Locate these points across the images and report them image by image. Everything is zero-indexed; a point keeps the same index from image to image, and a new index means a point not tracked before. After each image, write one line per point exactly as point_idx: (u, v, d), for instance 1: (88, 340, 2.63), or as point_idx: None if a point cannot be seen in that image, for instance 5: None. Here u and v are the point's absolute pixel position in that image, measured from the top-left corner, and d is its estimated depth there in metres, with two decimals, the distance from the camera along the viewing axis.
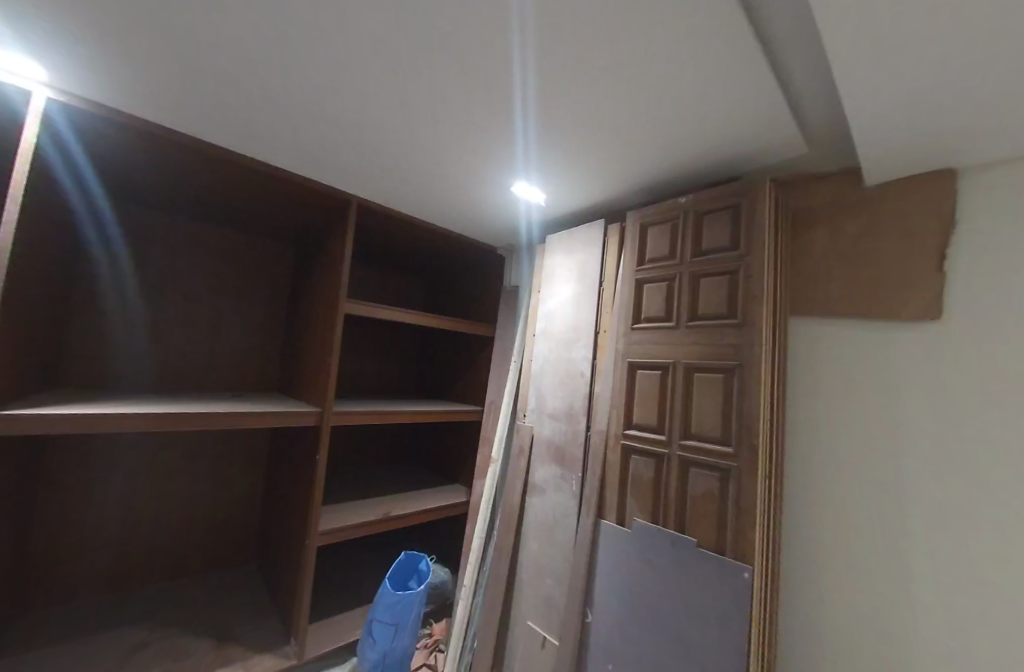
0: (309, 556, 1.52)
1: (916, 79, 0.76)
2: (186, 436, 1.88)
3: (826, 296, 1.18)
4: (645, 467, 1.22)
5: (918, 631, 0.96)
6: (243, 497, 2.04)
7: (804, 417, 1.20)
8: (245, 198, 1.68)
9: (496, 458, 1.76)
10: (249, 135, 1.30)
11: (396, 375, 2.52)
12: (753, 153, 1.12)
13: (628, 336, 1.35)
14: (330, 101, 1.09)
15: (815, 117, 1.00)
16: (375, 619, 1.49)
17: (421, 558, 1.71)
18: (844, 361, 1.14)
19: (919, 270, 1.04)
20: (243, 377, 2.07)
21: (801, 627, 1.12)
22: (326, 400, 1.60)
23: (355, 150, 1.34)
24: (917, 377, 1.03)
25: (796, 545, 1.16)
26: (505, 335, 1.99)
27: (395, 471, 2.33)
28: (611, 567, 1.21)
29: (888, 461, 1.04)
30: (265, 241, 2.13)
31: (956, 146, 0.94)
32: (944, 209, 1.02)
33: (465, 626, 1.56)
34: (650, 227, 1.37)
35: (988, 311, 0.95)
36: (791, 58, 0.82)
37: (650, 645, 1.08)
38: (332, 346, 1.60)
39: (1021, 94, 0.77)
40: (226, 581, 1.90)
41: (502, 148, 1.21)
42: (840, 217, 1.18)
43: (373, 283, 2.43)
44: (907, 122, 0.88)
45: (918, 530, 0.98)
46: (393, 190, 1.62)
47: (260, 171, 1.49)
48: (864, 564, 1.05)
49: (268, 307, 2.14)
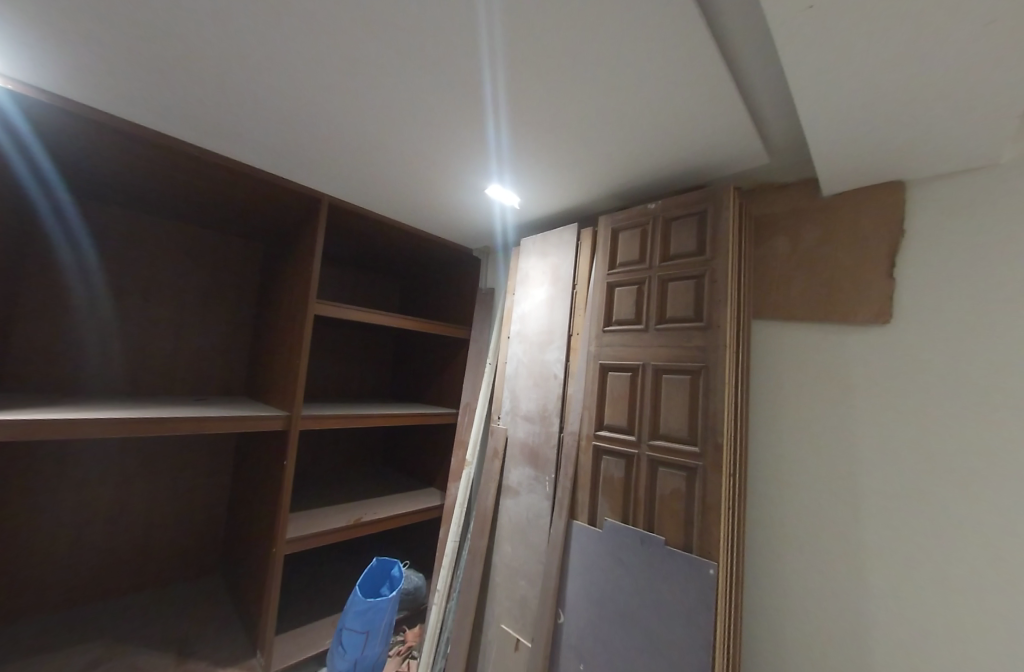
0: (276, 564, 1.47)
1: (866, 95, 0.81)
2: (144, 442, 1.79)
3: (786, 300, 1.23)
4: (616, 467, 1.24)
5: (872, 618, 1.01)
6: (206, 506, 1.96)
7: (766, 416, 1.24)
8: (209, 194, 1.61)
9: (470, 461, 1.75)
10: (211, 128, 1.25)
11: (370, 377, 2.48)
12: (719, 161, 1.16)
13: (600, 338, 1.37)
14: (297, 98, 1.07)
15: (775, 128, 1.04)
16: (345, 627, 1.45)
17: (394, 563, 1.67)
18: (802, 362, 1.20)
19: (871, 276, 1.10)
20: (208, 379, 1.99)
21: (764, 619, 1.16)
22: (296, 403, 1.56)
23: (327, 149, 1.32)
24: (869, 378, 1.08)
25: (759, 539, 1.20)
26: (480, 337, 1.98)
27: (367, 476, 2.28)
28: (583, 567, 1.22)
29: (846, 457, 1.09)
30: (232, 239, 2.06)
31: (903, 159, 1.00)
32: (894, 218, 1.09)
33: (439, 630, 1.55)
34: (620, 232, 1.40)
35: (931, 315, 1.02)
36: (753, 72, 0.86)
37: (621, 644, 1.09)
38: (302, 348, 1.56)
39: (958, 114, 0.83)
40: (188, 594, 1.81)
41: (474, 150, 1.21)
42: (798, 224, 1.24)
43: (346, 284, 2.39)
44: (859, 135, 0.93)
45: (873, 523, 1.03)
46: (366, 191, 1.60)
47: (221, 165, 1.43)
48: (822, 556, 1.10)
49: (235, 308, 2.06)
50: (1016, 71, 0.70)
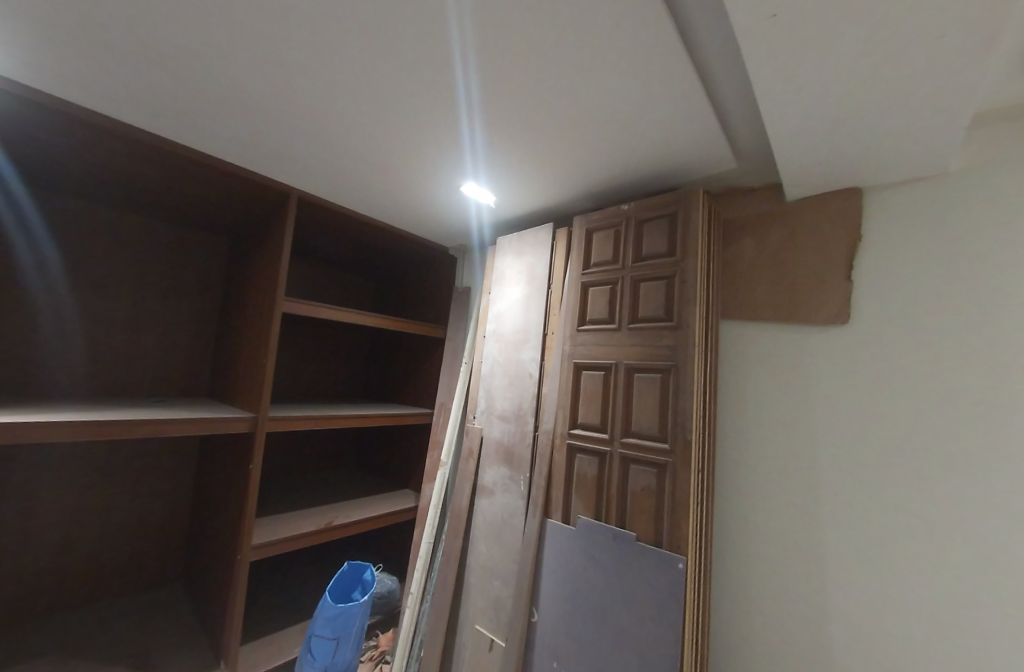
0: (241, 571, 1.42)
1: (826, 106, 0.84)
2: (99, 447, 1.69)
3: (753, 301, 1.27)
4: (589, 465, 1.25)
5: (830, 605, 1.05)
6: (168, 512, 1.87)
7: (733, 414, 1.28)
8: (169, 185, 1.53)
9: (445, 462, 1.73)
10: (169, 116, 1.18)
11: (343, 377, 2.42)
12: (689, 164, 1.19)
13: (574, 337, 1.38)
14: (263, 89, 1.03)
15: (743, 134, 1.08)
16: (314, 634, 1.41)
17: (366, 567, 1.64)
18: (767, 361, 1.24)
19: (831, 279, 1.15)
20: (169, 380, 1.89)
21: (728, 610, 1.20)
22: (263, 404, 1.50)
23: (295, 142, 1.28)
24: (828, 377, 1.13)
25: (726, 533, 1.24)
26: (456, 336, 1.96)
27: (339, 478, 2.23)
28: (556, 565, 1.23)
29: (808, 452, 1.14)
30: (194, 233, 1.96)
31: (860, 167, 1.05)
32: (852, 224, 1.14)
33: (413, 633, 1.53)
34: (595, 232, 1.42)
35: (886, 316, 1.07)
36: (721, 80, 0.89)
37: (593, 639, 1.10)
38: (269, 347, 1.51)
39: (910, 125, 0.87)
40: (148, 604, 1.73)
41: (448, 146, 1.20)
42: (764, 228, 1.28)
43: (318, 281, 2.33)
44: (820, 143, 0.97)
45: (831, 514, 1.08)
46: (338, 186, 1.56)
47: (180, 155, 1.35)
48: (784, 547, 1.14)
49: (199, 305, 1.97)
50: (963, 86, 0.74)
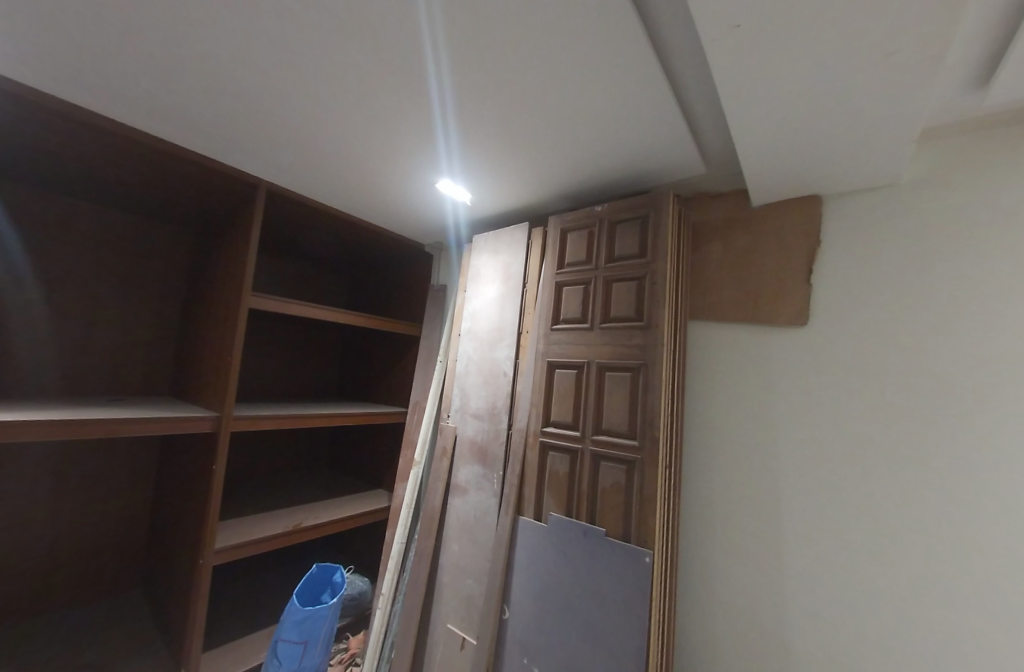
0: (203, 576, 1.37)
1: (787, 117, 0.88)
2: (47, 449, 1.58)
3: (720, 301, 1.31)
4: (561, 462, 1.27)
5: (789, 595, 1.10)
6: (125, 517, 1.77)
7: (700, 411, 1.32)
8: (128, 173, 1.45)
9: (418, 461, 1.72)
10: (125, 100, 1.11)
11: (314, 375, 2.36)
12: (660, 167, 1.22)
13: (548, 336, 1.39)
14: (230, 78, 0.99)
15: (711, 140, 1.11)
16: (281, 639, 1.37)
17: (336, 569, 1.60)
18: (732, 361, 1.28)
19: (792, 282, 1.20)
20: (126, 377, 1.79)
21: (693, 601, 1.24)
22: (228, 402, 1.45)
23: (265, 134, 1.24)
24: (789, 376, 1.18)
25: (692, 527, 1.28)
26: (431, 334, 1.94)
27: (309, 479, 2.18)
28: (528, 562, 1.24)
29: (769, 449, 1.18)
30: (156, 224, 1.87)
31: (820, 176, 1.10)
32: (812, 229, 1.19)
33: (384, 634, 1.51)
34: (569, 233, 1.43)
35: (841, 318, 1.13)
36: (689, 87, 0.92)
37: (563, 634, 1.12)
38: (235, 343, 1.46)
39: (865, 137, 0.92)
40: (102, 615, 1.63)
41: (423, 142, 1.18)
42: (731, 231, 1.33)
43: (289, 277, 2.26)
44: (783, 152, 1.01)
45: (790, 507, 1.13)
46: (310, 180, 1.52)
47: (140, 142, 1.28)
48: (746, 539, 1.19)
49: (160, 300, 1.88)
50: (911, 101, 0.79)
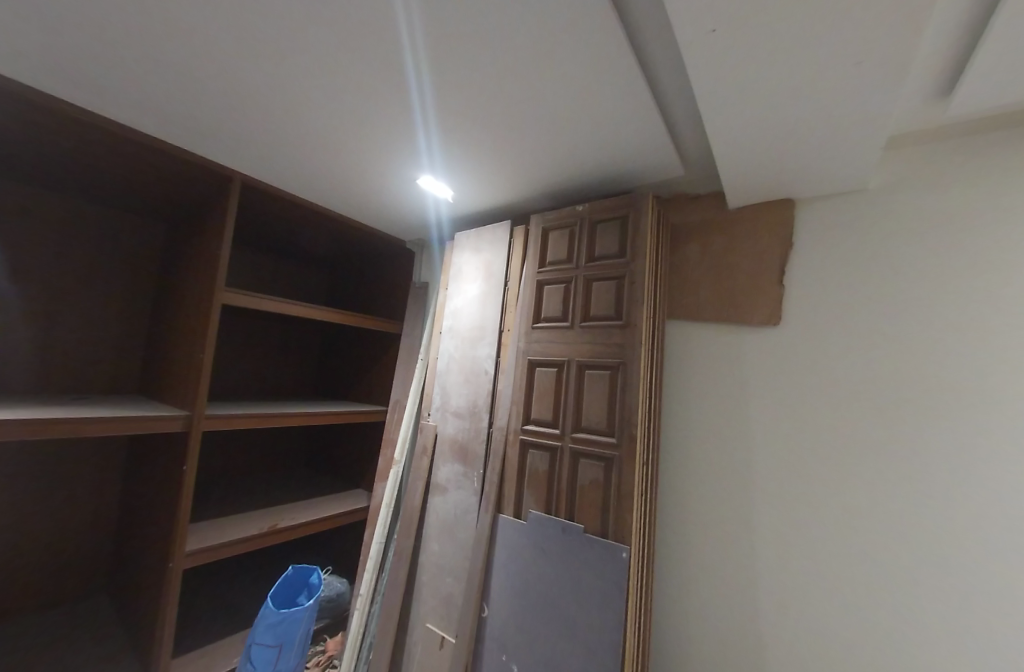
0: (173, 579, 1.33)
1: (760, 123, 0.91)
2: (6, 451, 1.50)
3: (696, 301, 1.34)
4: (541, 460, 1.28)
5: (760, 587, 1.13)
6: (89, 521, 1.70)
7: (677, 409, 1.35)
8: (93, 163, 1.39)
9: (398, 459, 1.70)
10: (90, 87, 1.06)
11: (291, 374, 2.31)
12: (640, 168, 1.23)
13: (529, 335, 1.40)
14: (202, 69, 0.96)
15: (689, 143, 1.13)
16: (255, 642, 1.34)
17: (313, 570, 1.58)
18: (708, 359, 1.31)
19: (766, 284, 1.23)
20: (91, 375, 1.72)
21: (668, 595, 1.27)
22: (200, 401, 1.41)
23: (240, 127, 1.21)
24: (761, 374, 1.22)
25: (668, 522, 1.30)
26: (412, 332, 1.92)
27: (286, 480, 2.13)
28: (507, 559, 1.24)
29: (743, 445, 1.22)
30: (125, 216, 1.79)
31: (792, 180, 1.14)
32: (785, 232, 1.23)
33: (362, 634, 1.49)
34: (550, 231, 1.44)
35: (810, 319, 1.17)
36: (668, 89, 0.93)
37: (541, 630, 1.12)
38: (207, 340, 1.42)
39: (834, 144, 0.95)
40: (65, 622, 1.56)
41: (403, 138, 1.17)
42: (708, 233, 1.35)
43: (265, 272, 2.20)
44: (757, 156, 1.04)
45: (761, 502, 1.17)
46: (288, 174, 1.48)
47: (108, 130, 1.22)
48: (720, 533, 1.22)
49: (128, 294, 1.80)
50: (876, 109, 0.82)
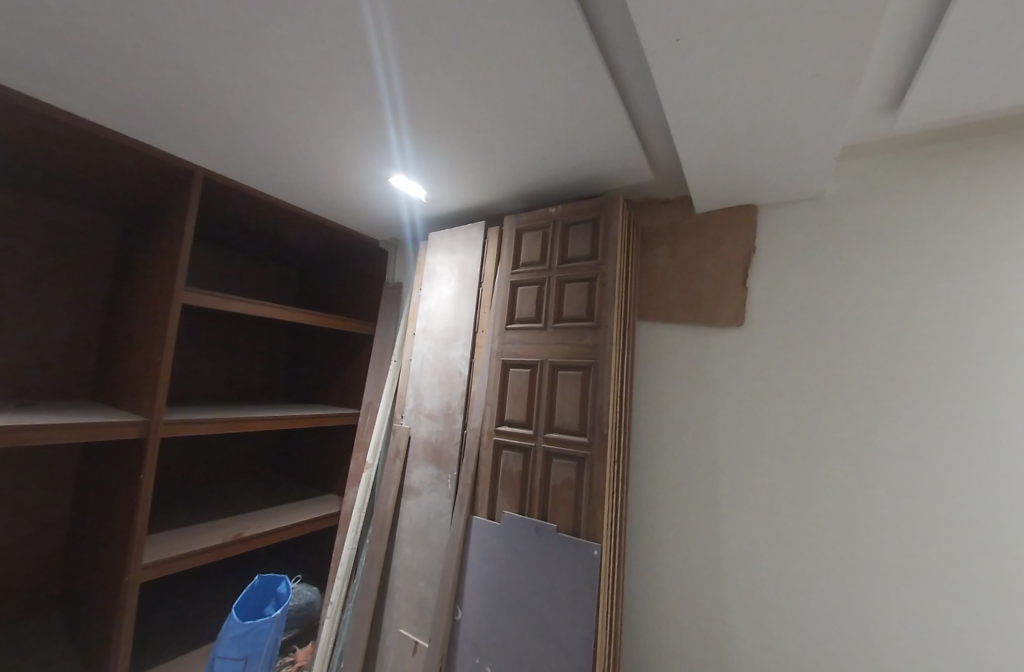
0: (129, 593, 1.26)
1: (723, 131, 0.94)
2: None
3: (665, 302, 1.38)
4: (515, 460, 1.28)
5: (727, 579, 1.17)
6: (36, 535, 1.58)
7: (648, 407, 1.38)
8: (39, 154, 1.30)
9: (370, 463, 1.67)
10: (32, 75, 0.99)
11: (257, 377, 2.24)
12: (611, 172, 1.25)
13: (503, 335, 1.40)
14: (157, 60, 0.91)
15: (657, 148, 1.16)
16: (218, 656, 1.29)
17: (281, 579, 1.53)
18: (676, 359, 1.35)
19: (730, 286, 1.28)
20: (36, 379, 1.60)
21: (640, 591, 1.29)
22: (158, 406, 1.35)
23: (203, 123, 1.16)
24: (726, 373, 1.26)
25: (640, 518, 1.33)
26: (385, 333, 1.89)
27: (253, 487, 2.06)
28: (480, 561, 1.24)
29: (710, 442, 1.25)
30: (75, 210, 1.69)
31: (754, 186, 1.18)
32: (748, 236, 1.28)
33: (333, 642, 1.46)
34: (524, 233, 1.45)
35: (771, 320, 1.22)
36: (636, 95, 0.95)
37: (514, 630, 1.13)
38: (167, 341, 1.35)
39: (791, 152, 1.00)
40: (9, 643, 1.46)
41: (373, 137, 1.15)
42: (676, 236, 1.39)
43: (229, 272, 2.12)
44: (721, 163, 1.07)
45: (727, 497, 1.21)
46: (254, 171, 1.44)
47: (57, 121, 1.15)
48: (689, 529, 1.25)
49: (80, 293, 1.70)
50: (828, 120, 0.86)
